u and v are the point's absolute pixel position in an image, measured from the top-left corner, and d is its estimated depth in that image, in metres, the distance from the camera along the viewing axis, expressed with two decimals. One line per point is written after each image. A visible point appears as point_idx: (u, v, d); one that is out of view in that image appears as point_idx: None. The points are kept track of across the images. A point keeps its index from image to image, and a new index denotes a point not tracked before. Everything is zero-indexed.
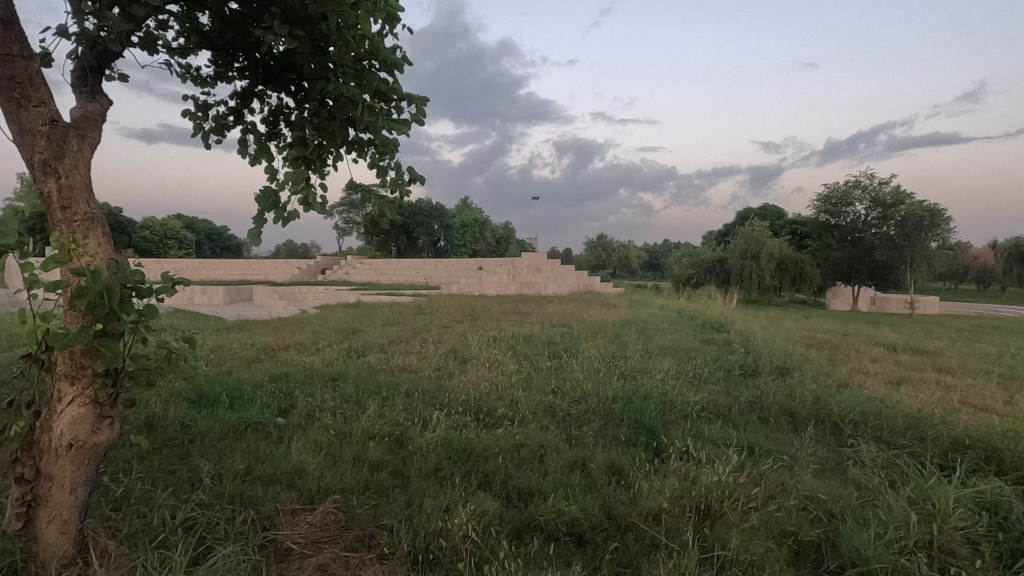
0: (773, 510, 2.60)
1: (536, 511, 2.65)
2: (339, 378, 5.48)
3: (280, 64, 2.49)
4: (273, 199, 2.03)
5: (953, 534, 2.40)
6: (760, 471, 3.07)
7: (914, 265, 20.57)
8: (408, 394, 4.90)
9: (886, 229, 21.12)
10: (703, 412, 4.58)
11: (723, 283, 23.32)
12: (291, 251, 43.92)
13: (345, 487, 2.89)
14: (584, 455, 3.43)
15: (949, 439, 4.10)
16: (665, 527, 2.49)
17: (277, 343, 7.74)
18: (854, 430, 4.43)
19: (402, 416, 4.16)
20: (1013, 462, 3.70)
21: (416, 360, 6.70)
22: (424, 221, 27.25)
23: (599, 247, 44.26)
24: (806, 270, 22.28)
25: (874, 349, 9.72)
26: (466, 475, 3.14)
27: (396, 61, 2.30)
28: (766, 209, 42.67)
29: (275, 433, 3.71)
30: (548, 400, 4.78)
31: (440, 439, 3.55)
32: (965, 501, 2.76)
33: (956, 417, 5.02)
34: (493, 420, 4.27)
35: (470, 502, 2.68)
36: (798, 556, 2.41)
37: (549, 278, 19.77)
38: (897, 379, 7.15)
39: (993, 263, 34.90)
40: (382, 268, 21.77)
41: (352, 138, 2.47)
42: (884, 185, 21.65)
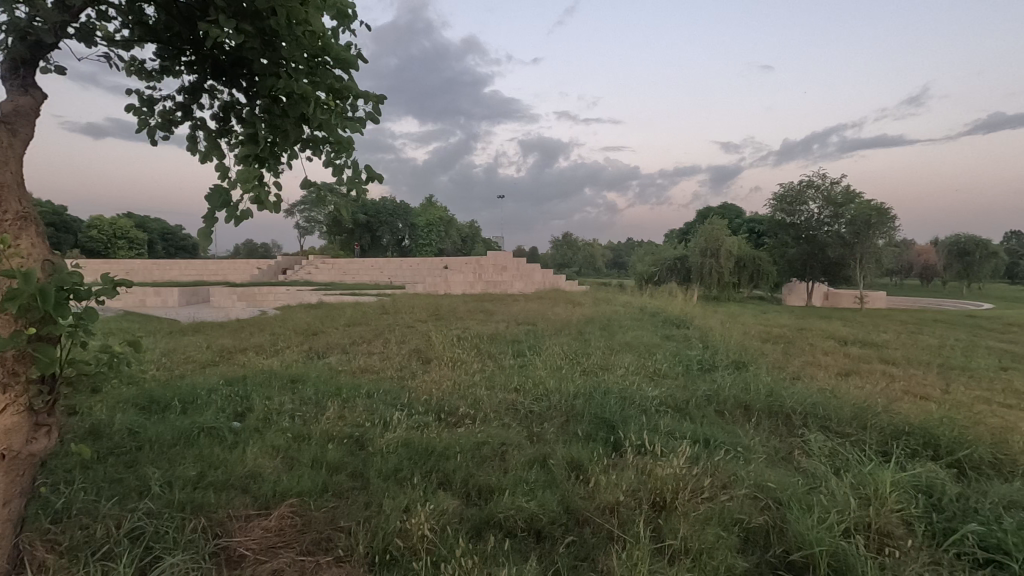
0: (724, 499, 2.69)
1: (496, 508, 2.67)
2: (298, 380, 5.37)
3: (230, 59, 2.42)
4: (224, 198, 1.98)
5: (890, 516, 2.54)
6: (713, 462, 3.18)
7: (863, 263, 21.60)
8: (370, 395, 4.85)
9: (838, 227, 22.09)
10: (661, 406, 4.68)
11: (684, 280, 23.87)
12: (250, 250, 42.69)
13: (302, 490, 2.85)
14: (544, 452, 3.47)
15: (891, 427, 4.32)
16: (620, 519, 2.55)
17: (234, 346, 7.53)
18: (803, 420, 4.63)
19: (363, 417, 4.11)
20: (948, 448, 3.94)
21: (379, 361, 6.61)
22: (389, 220, 26.92)
23: (565, 246, 44.73)
24: (763, 267, 23.04)
25: (825, 342, 10.15)
26: (426, 475, 3.13)
27: (349, 58, 2.27)
28: (725, 207, 44.06)
29: (230, 437, 3.61)
30: (510, 398, 4.81)
31: (400, 440, 3.52)
32: (902, 484, 2.93)
33: (898, 406, 5.31)
34: (455, 419, 4.27)
35: (430, 501, 2.68)
36: (747, 543, 2.51)
37: (515, 276, 19.87)
38: (846, 371, 7.49)
39: (935, 259, 36.99)
40: (345, 268, 21.41)
41: (306, 135, 2.43)
42: (835, 185, 22.64)
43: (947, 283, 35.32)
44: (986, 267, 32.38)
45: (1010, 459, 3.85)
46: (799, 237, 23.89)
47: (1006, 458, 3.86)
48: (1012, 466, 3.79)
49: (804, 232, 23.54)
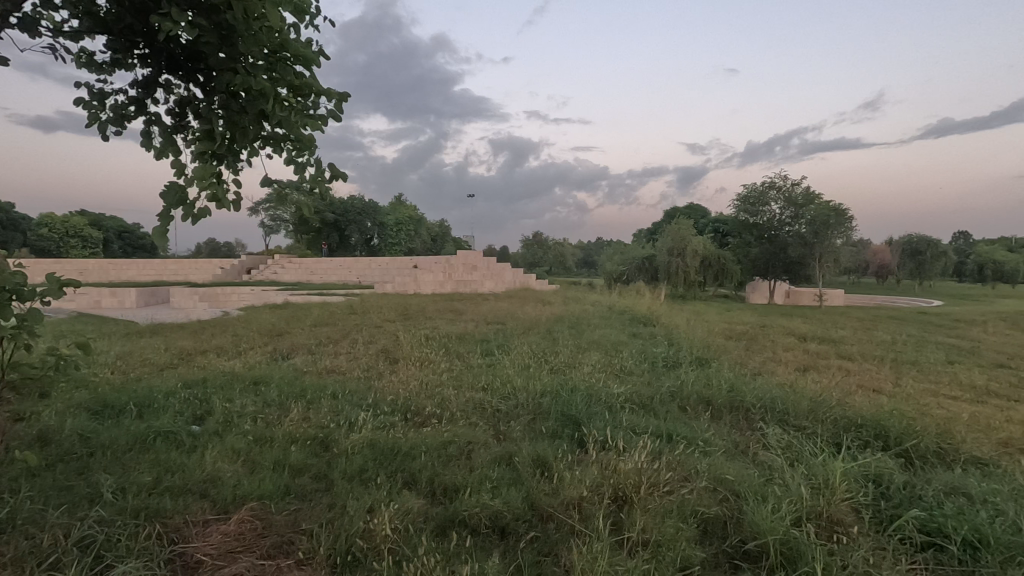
0: (684, 492, 2.76)
1: (460, 506, 2.68)
2: (261, 382, 5.26)
3: (187, 53, 2.36)
4: (181, 196, 1.94)
5: (840, 505, 2.65)
6: (675, 457, 3.26)
7: (821, 262, 22.37)
8: (335, 396, 4.78)
9: (798, 227, 22.82)
10: (627, 403, 4.76)
11: (652, 279, 24.28)
12: (212, 250, 41.47)
13: (263, 493, 2.81)
14: (510, 450, 3.49)
15: (845, 419, 4.50)
16: (583, 514, 2.59)
17: (195, 348, 7.32)
18: (762, 414, 4.78)
19: (327, 418, 4.05)
20: (897, 438, 4.13)
21: (346, 361, 6.53)
22: (357, 219, 26.51)
23: (536, 246, 44.95)
24: (728, 267, 23.62)
25: (786, 339, 10.47)
26: (391, 475, 3.12)
27: (310, 56, 2.25)
28: (691, 208, 45.02)
29: (188, 442, 3.52)
30: (478, 397, 4.81)
31: (365, 440, 3.48)
32: (852, 474, 3.06)
33: (851, 399, 5.53)
34: (421, 419, 4.24)
35: (394, 501, 2.68)
36: (705, 534, 2.59)
37: (485, 275, 19.86)
38: (805, 367, 7.75)
39: (888, 258, 38.59)
40: (312, 267, 20.99)
41: (266, 133, 2.40)
42: (796, 186, 23.39)
43: (900, 281, 36.90)
44: (937, 266, 33.95)
45: (952, 447, 4.07)
46: (761, 237, 24.58)
47: (949, 446, 4.08)
48: (955, 454, 4.00)
49: (766, 232, 24.23)
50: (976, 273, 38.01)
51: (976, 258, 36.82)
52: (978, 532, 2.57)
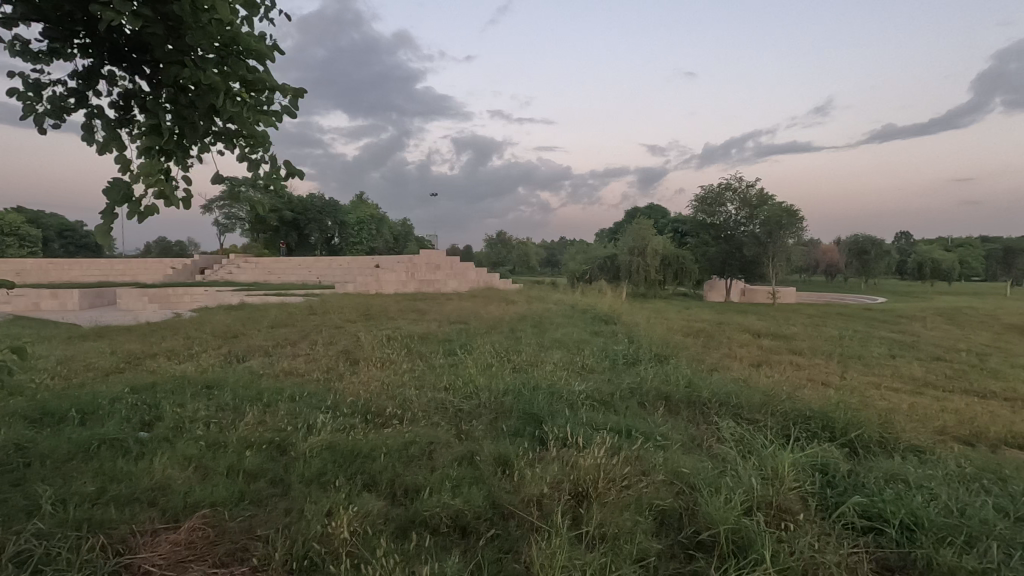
0: (642, 486, 2.83)
1: (421, 507, 2.67)
2: (215, 385, 5.09)
3: (131, 44, 2.26)
4: (126, 192, 1.87)
5: (788, 494, 2.77)
6: (634, 452, 3.33)
7: (775, 261, 23.22)
8: (293, 399, 4.68)
9: (753, 227, 23.61)
10: (588, 400, 4.83)
11: (614, 278, 24.67)
12: (164, 250, 39.79)
13: (216, 500, 2.73)
14: (472, 449, 3.49)
15: (795, 412, 4.69)
16: (544, 511, 2.62)
17: (144, 351, 7.02)
18: (718, 408, 4.93)
19: (284, 421, 3.96)
20: (842, 429, 4.34)
21: (305, 363, 6.39)
22: (317, 217, 25.92)
23: (500, 245, 45.00)
24: (687, 266, 24.24)
25: (741, 336, 10.82)
26: (350, 477, 3.08)
27: (264, 50, 2.20)
28: (652, 208, 45.95)
29: (135, 449, 3.38)
30: (440, 397, 4.79)
31: (324, 443, 3.42)
32: (800, 463, 3.20)
33: (801, 392, 5.77)
34: (382, 420, 4.19)
35: (354, 503, 2.64)
36: (662, 526, 2.66)
37: (448, 275, 19.76)
38: (758, 362, 8.04)
39: (836, 256, 40.36)
40: (269, 267, 20.43)
41: (218, 129, 2.34)
42: (750, 188, 24.19)
43: (848, 279, 38.68)
44: (881, 264, 35.77)
45: (892, 436, 4.31)
46: (718, 237, 25.30)
47: (889, 435, 4.31)
48: (894, 443, 4.23)
49: (722, 232, 24.97)
50: (916, 271, 40.19)
51: (915, 257, 38.94)
52: (913, 516, 2.74)
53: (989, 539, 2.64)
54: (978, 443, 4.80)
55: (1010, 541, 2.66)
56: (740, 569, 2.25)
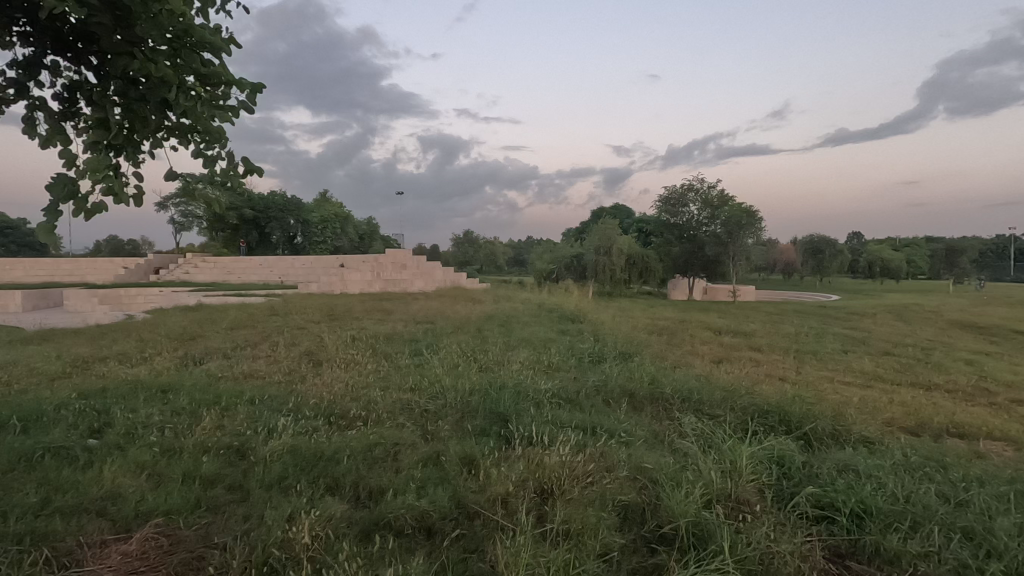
0: (605, 482, 2.87)
1: (385, 509, 2.65)
2: (170, 389, 4.91)
3: (76, 34, 2.16)
4: (71, 189, 1.80)
5: (746, 486, 2.86)
6: (598, 449, 3.37)
7: (735, 260, 23.87)
8: (253, 402, 4.55)
9: (714, 227, 24.21)
10: (554, 398, 4.86)
11: (580, 277, 24.89)
12: (115, 250, 38.11)
13: (171, 508, 2.64)
14: (438, 450, 3.47)
15: (754, 406, 4.83)
16: (508, 509, 2.63)
17: (93, 355, 6.71)
18: (680, 404, 5.04)
19: (244, 425, 3.85)
20: (798, 422, 4.49)
21: (266, 365, 6.23)
22: (279, 215, 25.27)
23: (467, 244, 44.83)
24: (652, 265, 24.67)
25: (703, 333, 11.08)
26: (313, 481, 3.02)
27: (219, 44, 2.15)
28: (617, 208, 46.54)
29: (83, 457, 3.24)
30: (406, 397, 4.75)
31: (285, 446, 3.34)
32: (758, 456, 3.30)
33: (759, 388, 5.95)
34: (346, 422, 4.13)
35: (316, 508, 2.60)
36: (626, 521, 2.70)
37: (415, 275, 19.58)
38: (719, 358, 8.25)
39: (793, 256, 41.78)
40: (229, 266, 19.82)
41: (171, 123, 2.27)
42: (712, 189, 24.79)
43: (804, 277, 40.08)
44: (834, 263, 37.20)
45: (844, 428, 4.49)
46: (681, 236, 25.82)
47: (841, 428, 4.49)
48: (846, 434, 4.41)
49: (685, 232, 25.51)
50: (867, 270, 41.94)
51: (866, 256, 40.67)
52: (863, 504, 2.86)
53: (931, 524, 2.78)
54: (923, 433, 5.05)
55: (950, 525, 2.81)
56: (699, 561, 2.30)
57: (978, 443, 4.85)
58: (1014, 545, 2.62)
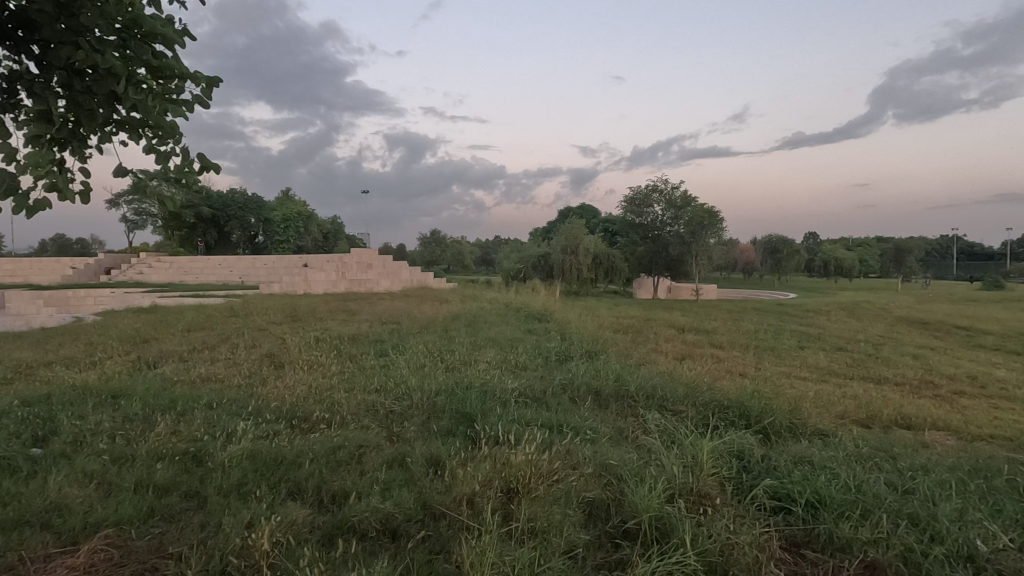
0: (571, 480, 2.90)
1: (349, 512, 2.60)
2: (121, 394, 4.71)
3: (15, 20, 2.05)
4: (11, 185, 1.71)
5: (707, 480, 2.93)
6: (564, 447, 3.40)
7: (698, 260, 24.46)
8: (211, 406, 4.41)
9: (677, 227, 24.71)
10: (520, 398, 4.88)
11: (547, 277, 25.01)
12: (62, 249, 36.35)
13: (122, 518, 2.53)
14: (403, 451, 3.44)
15: (715, 402, 4.96)
16: (475, 509, 2.62)
17: (37, 360, 6.37)
18: (644, 401, 5.13)
19: (201, 430, 3.72)
20: (757, 417, 4.63)
21: (225, 368, 6.04)
22: (238, 213, 24.53)
23: (433, 243, 44.49)
24: (617, 264, 25.02)
25: (667, 331, 11.31)
26: (274, 487, 2.94)
27: (173, 36, 2.07)
28: (583, 208, 46.97)
29: (26, 467, 3.07)
30: (371, 399, 4.68)
31: (245, 450, 3.25)
32: (719, 451, 3.39)
33: (719, 384, 6.10)
34: (309, 425, 4.04)
35: (277, 513, 2.54)
36: (591, 517, 2.74)
37: (380, 274, 19.33)
38: (682, 356, 8.43)
39: (752, 255, 43.03)
40: (185, 266, 19.15)
41: (120, 117, 2.18)
42: (675, 190, 25.30)
43: (763, 276, 41.36)
44: (791, 262, 38.48)
45: (800, 421, 4.65)
46: (646, 236, 26.25)
47: (798, 421, 4.66)
48: (802, 428, 4.57)
49: (650, 231, 25.95)
50: (822, 269, 43.53)
51: (821, 255, 42.25)
52: (817, 494, 2.97)
53: (880, 511, 2.91)
54: (873, 425, 5.28)
55: (898, 512, 2.94)
56: (662, 554, 2.35)
57: (923, 433, 5.11)
58: (955, 528, 2.77)
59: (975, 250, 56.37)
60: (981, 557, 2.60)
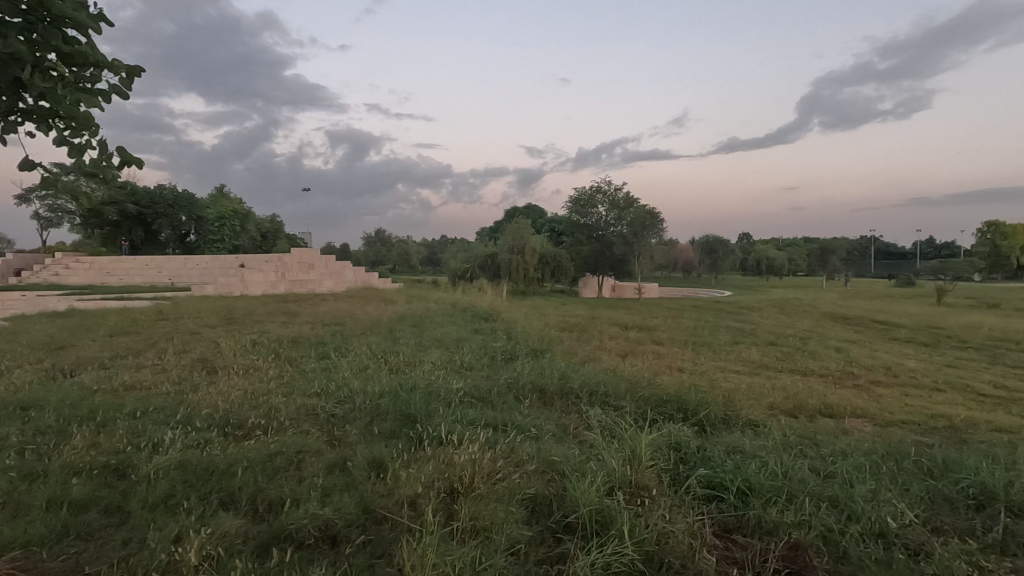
0: (515, 477, 2.93)
1: (286, 520, 2.53)
2: (33, 405, 4.36)
3: None
4: None
5: (646, 472, 3.03)
6: (508, 445, 3.43)
7: (640, 260, 25.20)
8: (135, 415, 4.15)
9: (621, 228, 25.33)
10: (465, 398, 4.87)
11: (494, 277, 25.02)
12: None
13: (32, 538, 2.35)
14: (345, 455, 3.37)
15: (655, 396, 5.13)
16: (417, 511, 2.60)
17: None
18: (588, 397, 5.24)
19: (124, 441, 3.50)
20: (694, 410, 4.82)
21: (152, 375, 5.70)
22: (168, 211, 23.19)
23: (378, 243, 43.59)
24: (563, 264, 25.38)
25: (611, 329, 11.59)
26: (204, 498, 2.81)
27: (86, 20, 1.94)
28: (529, 208, 47.36)
29: None
30: (311, 403, 4.54)
31: (173, 460, 3.08)
32: (657, 444, 3.51)
33: (659, 378, 6.31)
34: (244, 432, 3.87)
35: (208, 525, 2.43)
36: (534, 513, 2.77)
37: (322, 275, 18.77)
38: (625, 352, 8.66)
39: (691, 254, 44.76)
40: (108, 266, 17.91)
41: (27, 105, 2.02)
42: (618, 191, 25.90)
43: (702, 275, 43.09)
44: (727, 261, 40.25)
45: (733, 413, 4.89)
46: (590, 236, 26.74)
47: (731, 413, 4.89)
48: (735, 419, 4.81)
49: (594, 232, 26.44)
50: (755, 267, 45.80)
51: (754, 255, 44.51)
52: (747, 482, 3.13)
53: (804, 495, 3.10)
54: (800, 414, 5.62)
55: (820, 495, 3.14)
56: (601, 545, 2.42)
57: (843, 421, 5.48)
58: (870, 507, 3.00)
59: (890, 250, 60.93)
60: (891, 533, 2.84)
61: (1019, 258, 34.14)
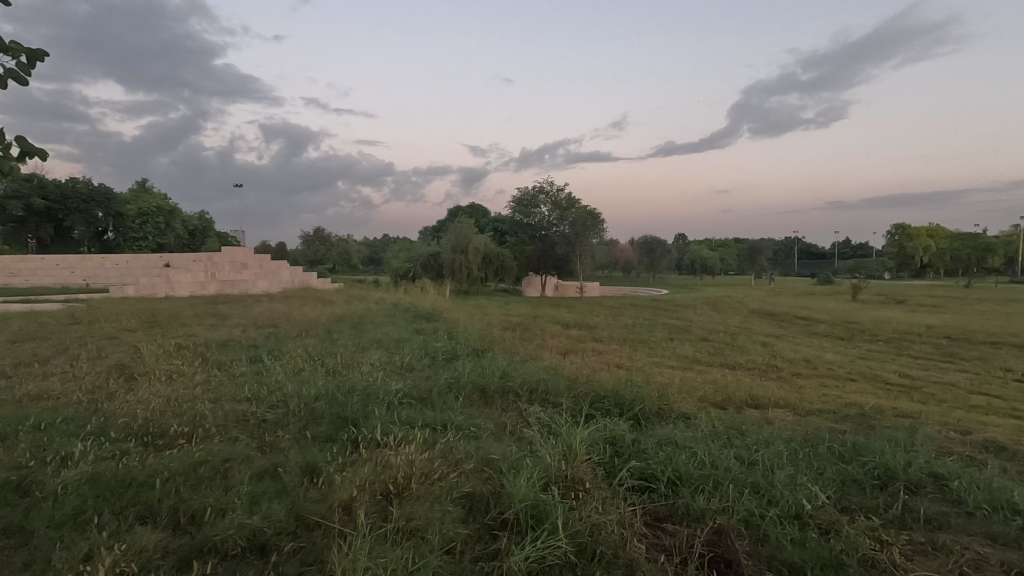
0: (452, 477, 2.93)
1: (210, 531, 2.42)
2: None
3: None
4: None
5: (581, 466, 3.11)
6: (446, 445, 3.41)
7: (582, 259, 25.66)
8: (40, 427, 3.82)
9: (563, 228, 25.69)
10: (404, 399, 4.80)
11: (437, 276, 24.77)
12: None
13: None
14: (276, 461, 3.25)
15: (593, 393, 5.25)
16: (352, 515, 2.56)
17: None
18: (528, 395, 5.30)
19: (26, 456, 3.22)
20: (631, 405, 4.97)
21: (62, 383, 5.27)
22: (82, 206, 21.50)
23: (316, 241, 42.16)
24: (507, 264, 25.47)
25: (553, 328, 11.73)
26: (120, 512, 2.64)
27: None
28: (473, 207, 47.24)
29: None
30: (241, 408, 4.35)
31: (84, 474, 2.87)
32: (593, 439, 3.61)
33: (598, 375, 6.46)
34: (165, 442, 3.66)
35: (123, 540, 2.29)
36: (471, 511, 2.79)
37: (256, 275, 17.98)
38: (566, 350, 8.80)
39: (631, 254, 46.01)
40: (11, 266, 16.38)
41: None
42: (561, 192, 26.27)
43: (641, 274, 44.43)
44: (664, 260, 41.66)
45: (667, 407, 5.08)
46: (534, 236, 27.00)
47: (665, 407, 5.07)
48: (668, 411, 5.01)
49: (538, 232, 26.71)
50: (690, 267, 47.70)
51: (690, 255, 46.33)
52: (677, 472, 3.28)
53: (729, 482, 3.27)
54: (728, 406, 5.92)
55: (743, 482, 3.32)
56: (536, 539, 2.47)
57: (767, 411, 5.81)
58: (787, 492, 3.20)
59: (812, 250, 65.10)
60: (805, 514, 3.05)
61: (921, 257, 37.35)
